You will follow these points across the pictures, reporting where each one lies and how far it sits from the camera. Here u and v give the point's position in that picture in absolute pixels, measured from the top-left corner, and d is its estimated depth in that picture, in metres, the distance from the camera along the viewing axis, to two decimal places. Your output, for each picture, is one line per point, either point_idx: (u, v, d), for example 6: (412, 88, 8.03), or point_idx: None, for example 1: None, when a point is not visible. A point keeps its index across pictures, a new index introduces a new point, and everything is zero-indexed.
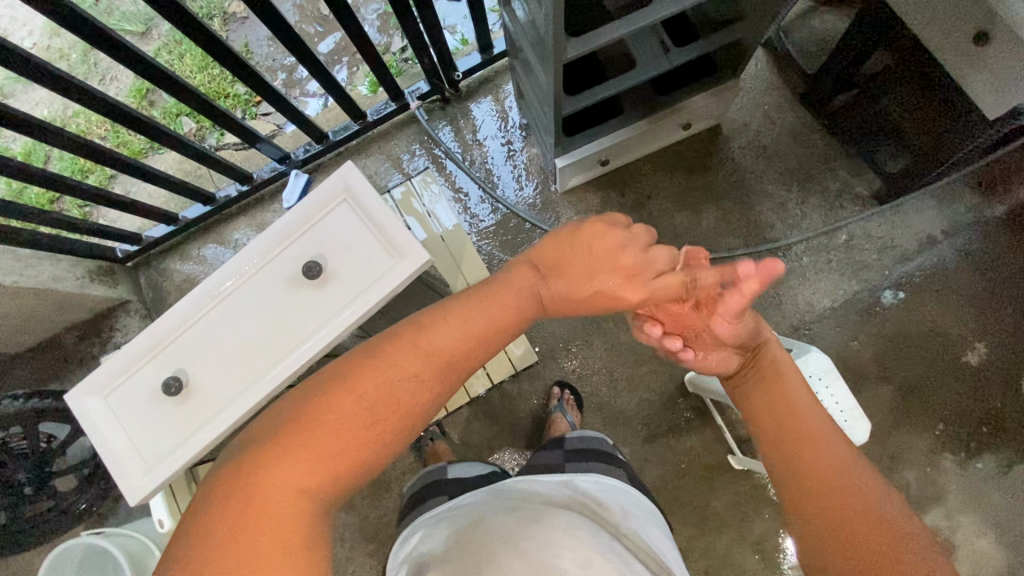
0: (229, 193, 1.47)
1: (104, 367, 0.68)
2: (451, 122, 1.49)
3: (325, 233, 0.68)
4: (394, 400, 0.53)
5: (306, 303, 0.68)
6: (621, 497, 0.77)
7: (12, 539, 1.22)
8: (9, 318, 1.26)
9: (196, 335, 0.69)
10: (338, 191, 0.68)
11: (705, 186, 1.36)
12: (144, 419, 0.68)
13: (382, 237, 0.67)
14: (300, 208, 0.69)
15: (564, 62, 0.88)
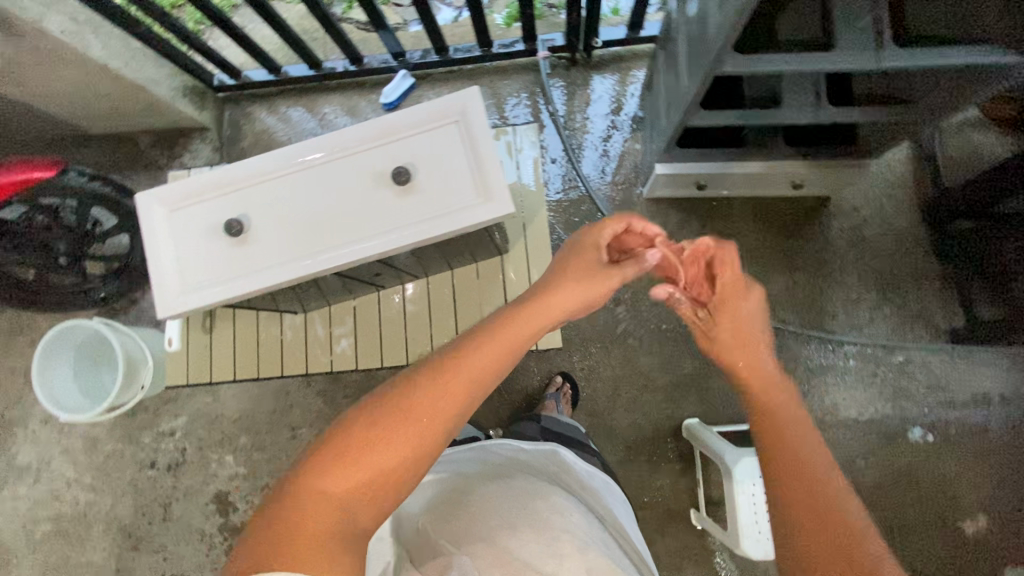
0: (337, 67, 1.48)
1: (176, 183, 0.68)
2: (570, 85, 1.45)
3: (425, 147, 0.66)
4: (433, 404, 0.56)
5: (379, 206, 0.66)
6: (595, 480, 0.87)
7: (36, 296, 1.31)
8: (99, 103, 1.30)
9: (268, 192, 0.68)
10: (453, 111, 0.66)
11: (787, 251, 1.31)
12: (193, 247, 0.68)
13: (478, 175, 0.65)
14: (411, 112, 0.66)
15: (717, 74, 0.84)
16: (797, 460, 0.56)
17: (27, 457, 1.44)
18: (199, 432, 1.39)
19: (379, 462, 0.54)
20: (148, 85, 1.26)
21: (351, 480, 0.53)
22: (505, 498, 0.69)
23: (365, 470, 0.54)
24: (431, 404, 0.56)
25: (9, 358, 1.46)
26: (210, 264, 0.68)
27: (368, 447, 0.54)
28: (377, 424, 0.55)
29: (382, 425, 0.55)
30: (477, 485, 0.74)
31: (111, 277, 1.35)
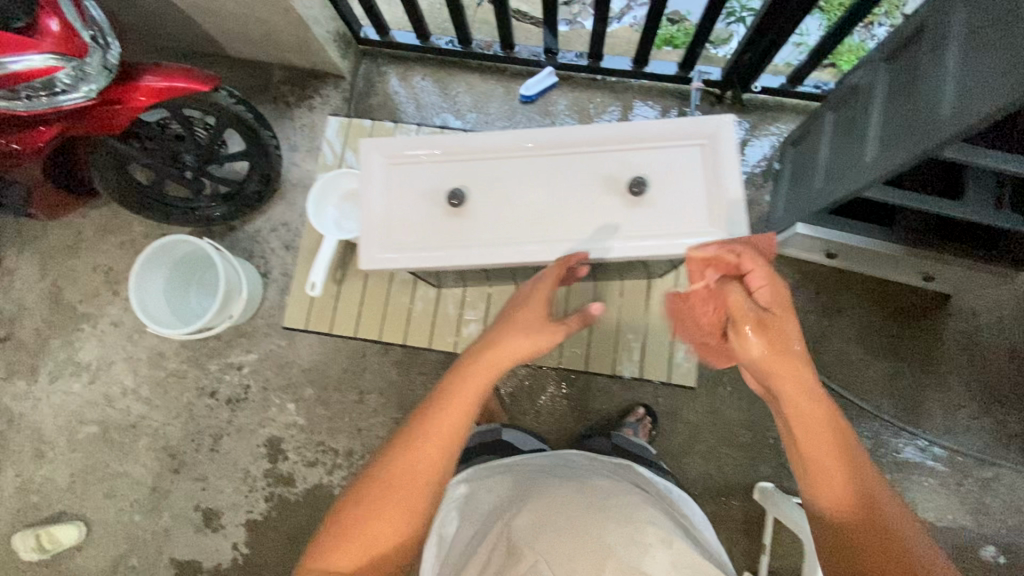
0: (486, 48, 1.47)
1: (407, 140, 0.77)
2: (710, 121, 1.43)
3: (663, 161, 0.74)
4: (409, 477, 0.70)
5: (610, 211, 0.73)
6: (666, 489, 0.93)
7: (150, 203, 1.29)
8: (256, 28, 1.30)
9: (494, 170, 0.76)
10: (700, 137, 0.73)
11: (894, 338, 1.29)
12: (404, 208, 0.76)
13: (715, 204, 0.72)
14: (659, 126, 0.74)
15: (928, 155, 0.81)
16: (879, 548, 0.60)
17: (88, 356, 1.43)
18: (266, 372, 1.38)
19: (372, 537, 0.69)
20: (311, 22, 1.25)
21: (355, 555, 0.68)
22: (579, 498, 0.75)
23: (367, 545, 0.68)
24: (412, 463, 0.70)
25: (94, 254, 1.45)
26: (422, 228, 0.76)
27: (361, 530, 0.68)
28: (361, 508, 0.69)
29: (370, 507, 0.69)
30: (544, 486, 0.81)
31: (223, 199, 1.34)
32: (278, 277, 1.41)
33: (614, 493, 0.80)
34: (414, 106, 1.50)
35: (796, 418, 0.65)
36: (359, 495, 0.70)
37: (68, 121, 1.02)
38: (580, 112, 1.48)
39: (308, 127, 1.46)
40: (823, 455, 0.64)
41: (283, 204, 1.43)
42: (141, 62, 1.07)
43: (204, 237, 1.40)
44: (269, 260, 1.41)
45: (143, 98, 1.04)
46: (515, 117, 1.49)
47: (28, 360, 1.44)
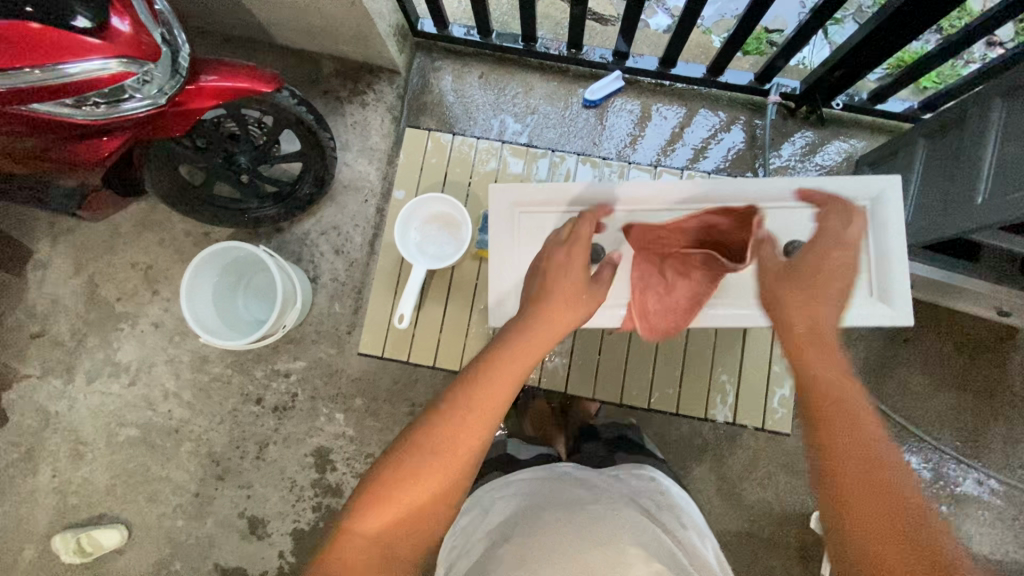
0: (550, 48, 1.39)
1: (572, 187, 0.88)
2: (780, 135, 1.38)
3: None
4: (460, 434, 0.66)
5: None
6: (660, 493, 0.77)
7: (201, 207, 1.21)
8: (315, 19, 1.21)
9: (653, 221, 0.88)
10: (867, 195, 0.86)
11: (961, 370, 1.27)
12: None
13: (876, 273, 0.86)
14: (824, 187, 0.87)
15: None
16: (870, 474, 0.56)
17: (129, 356, 1.38)
18: (314, 381, 1.34)
19: (416, 491, 0.63)
20: (375, 17, 1.18)
21: (386, 511, 0.62)
22: (559, 531, 0.61)
23: (405, 501, 0.63)
24: (445, 434, 0.65)
25: (132, 251, 1.39)
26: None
27: (406, 482, 0.63)
28: (398, 464, 0.64)
29: (418, 467, 0.64)
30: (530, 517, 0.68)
31: (274, 201, 1.27)
32: (327, 282, 1.36)
33: (597, 499, 0.70)
34: (470, 105, 1.43)
35: (813, 369, 0.66)
36: (395, 456, 0.65)
37: (132, 130, 0.95)
38: (644, 119, 1.41)
39: (359, 124, 1.39)
40: (842, 422, 0.60)
41: (333, 206, 1.37)
42: (203, 59, 0.98)
43: (250, 238, 1.35)
44: (318, 265, 1.36)
45: (206, 101, 0.97)
46: (577, 122, 1.42)
47: (64, 358, 1.40)
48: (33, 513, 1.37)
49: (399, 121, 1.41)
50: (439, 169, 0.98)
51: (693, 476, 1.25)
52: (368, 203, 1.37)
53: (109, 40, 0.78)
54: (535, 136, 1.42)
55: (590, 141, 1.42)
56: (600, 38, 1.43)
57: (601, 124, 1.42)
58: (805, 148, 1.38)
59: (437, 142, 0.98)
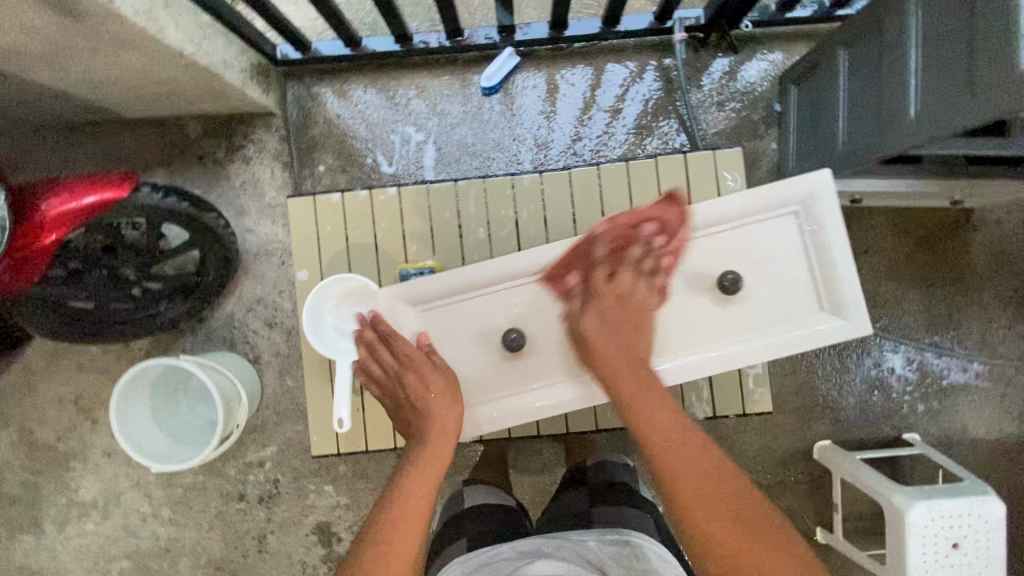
0: (428, 41, 1.25)
1: (474, 271, 0.81)
2: (695, 70, 1.28)
3: (758, 239, 0.80)
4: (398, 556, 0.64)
5: (713, 309, 0.81)
6: (632, 555, 0.71)
7: (99, 327, 1.10)
8: (155, 89, 1.05)
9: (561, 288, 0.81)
10: (793, 203, 0.79)
11: (926, 266, 1.26)
12: (479, 348, 0.83)
13: (821, 286, 0.79)
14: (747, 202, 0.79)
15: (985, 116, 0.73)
16: (711, 469, 0.67)
17: (92, 492, 1.30)
18: (292, 461, 1.28)
19: None
20: (219, 70, 1.02)
21: None
22: None
23: None
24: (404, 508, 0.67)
25: (55, 385, 1.28)
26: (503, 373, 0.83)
27: None
28: None
29: None
30: None
31: (179, 300, 1.14)
32: (271, 359, 1.26)
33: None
34: (363, 127, 1.30)
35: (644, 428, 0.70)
36: None
37: None
38: (551, 91, 1.29)
39: (250, 182, 1.25)
40: (685, 443, 0.69)
41: (250, 279, 1.26)
42: (32, 185, 0.90)
43: (174, 337, 1.24)
44: (256, 345, 1.26)
45: (51, 231, 0.89)
46: (481, 114, 1.30)
47: (26, 513, 1.30)
48: None
49: (291, 166, 1.27)
50: (338, 236, 0.87)
51: None
52: (286, 265, 1.26)
53: None
54: (442, 141, 1.30)
55: (501, 130, 1.30)
56: (480, 14, 1.28)
57: (508, 109, 1.30)
58: (724, 76, 1.28)
59: (327, 204, 0.87)
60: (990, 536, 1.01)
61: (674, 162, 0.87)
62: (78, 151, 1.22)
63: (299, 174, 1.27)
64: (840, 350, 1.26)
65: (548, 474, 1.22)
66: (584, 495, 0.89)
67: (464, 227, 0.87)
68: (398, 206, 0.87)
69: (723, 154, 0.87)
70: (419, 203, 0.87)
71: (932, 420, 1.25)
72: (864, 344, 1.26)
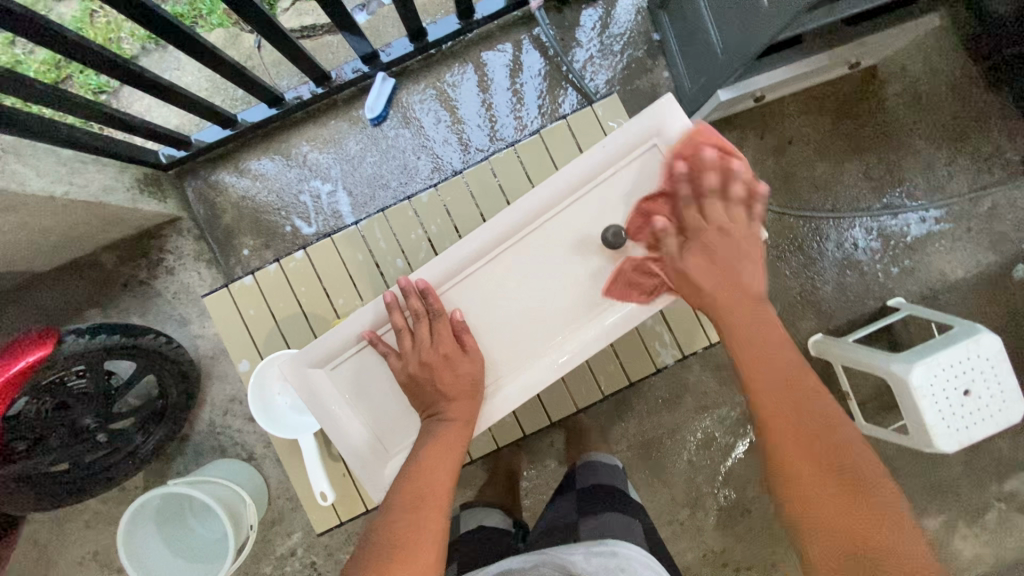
0: (302, 94, 1.23)
1: (366, 312, 0.71)
2: (566, 29, 1.27)
3: (635, 179, 0.68)
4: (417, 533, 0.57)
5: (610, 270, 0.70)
6: (618, 568, 0.67)
7: (79, 483, 1.08)
8: (50, 238, 1.04)
9: (457, 299, 0.70)
10: (651, 133, 0.67)
11: (852, 135, 1.25)
12: (394, 394, 0.70)
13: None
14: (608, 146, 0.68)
15: None
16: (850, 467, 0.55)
17: None
18: (321, 540, 1.27)
19: None
20: (101, 197, 1.01)
21: None
22: None
23: None
24: (396, 534, 0.57)
25: (69, 550, 1.27)
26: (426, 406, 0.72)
27: None
28: None
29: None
30: None
31: (152, 428, 1.13)
32: (265, 450, 1.25)
33: None
34: (271, 196, 1.28)
35: (765, 396, 0.59)
36: None
37: None
38: (438, 99, 1.28)
39: (182, 291, 1.24)
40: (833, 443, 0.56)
41: (217, 381, 1.24)
42: None
43: (164, 463, 1.23)
44: (245, 442, 1.25)
45: None
46: (378, 145, 1.29)
47: None
48: None
49: (217, 261, 1.26)
50: (265, 317, 0.86)
51: (691, 383, 1.24)
52: None
53: None
54: (351, 184, 1.29)
55: (404, 153, 1.29)
56: (343, 53, 1.28)
57: (405, 130, 1.29)
58: (597, 26, 1.27)
59: (243, 290, 0.86)
60: (996, 369, 1.01)
61: (557, 131, 0.86)
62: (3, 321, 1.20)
63: (228, 264, 1.27)
64: (800, 243, 1.26)
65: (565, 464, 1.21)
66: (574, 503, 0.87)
67: (383, 261, 0.87)
68: (312, 268, 0.87)
69: (600, 106, 0.86)
70: (331, 257, 0.87)
71: (910, 279, 1.25)
72: (821, 230, 1.25)
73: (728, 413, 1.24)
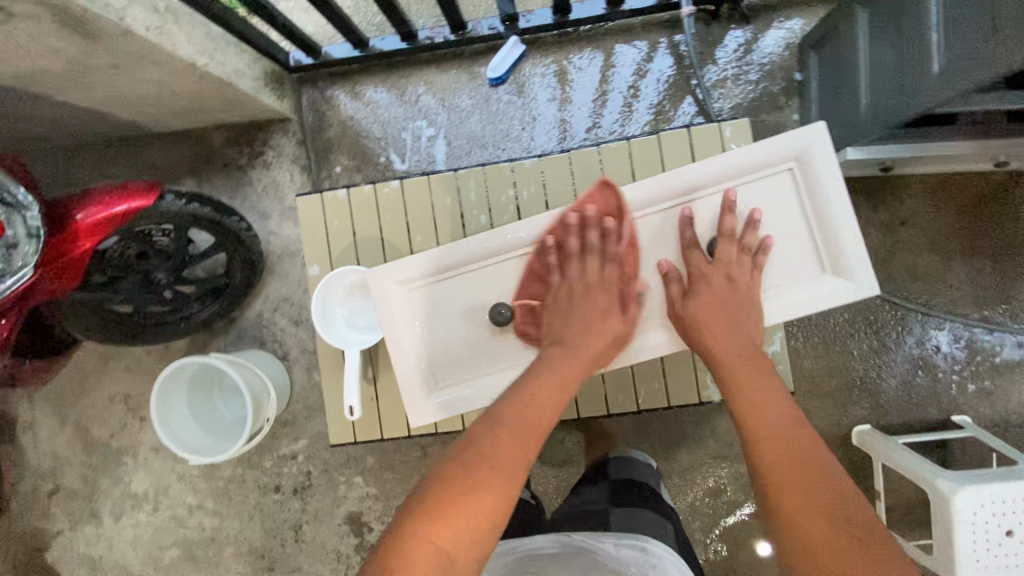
0: (434, 36, 1.27)
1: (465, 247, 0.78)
2: (708, 44, 1.24)
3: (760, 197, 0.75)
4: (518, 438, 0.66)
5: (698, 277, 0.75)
6: (647, 562, 0.66)
7: (134, 331, 1.18)
8: (177, 102, 1.11)
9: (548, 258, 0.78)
10: (787, 159, 0.74)
11: (972, 236, 1.17)
12: (467, 329, 0.79)
13: (823, 245, 0.74)
14: (742, 159, 0.74)
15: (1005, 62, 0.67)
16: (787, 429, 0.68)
17: (142, 486, 1.39)
18: (323, 454, 1.32)
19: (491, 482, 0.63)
20: (233, 79, 1.07)
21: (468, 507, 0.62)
22: None
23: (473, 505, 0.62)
24: (500, 430, 0.67)
25: (105, 386, 1.38)
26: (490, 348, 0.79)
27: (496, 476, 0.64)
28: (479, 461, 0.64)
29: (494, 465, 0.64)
30: None
31: (207, 300, 1.21)
32: (298, 356, 1.31)
33: None
34: (375, 126, 1.32)
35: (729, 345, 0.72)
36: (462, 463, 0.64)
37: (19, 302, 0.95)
38: (560, 77, 1.28)
39: (271, 187, 1.30)
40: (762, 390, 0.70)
41: (276, 279, 1.31)
42: (69, 197, 0.96)
43: (209, 338, 1.31)
44: (284, 342, 1.31)
45: (85, 238, 0.93)
46: (490, 105, 1.30)
47: (86, 504, 1.41)
48: None
49: (310, 170, 1.31)
50: (345, 231, 0.90)
51: (718, 430, 1.20)
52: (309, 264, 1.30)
53: None
54: (452, 135, 1.31)
55: (511, 120, 1.30)
56: (482, 6, 1.29)
57: (522, 98, 1.29)
58: (740, 49, 1.24)
59: (334, 201, 0.90)
60: None
61: (677, 138, 0.85)
62: (112, 165, 1.30)
63: (318, 175, 1.32)
64: (878, 329, 1.19)
65: (570, 466, 1.21)
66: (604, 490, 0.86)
67: (467, 214, 0.88)
68: (401, 198, 0.89)
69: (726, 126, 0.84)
70: (421, 194, 0.89)
71: (985, 402, 1.17)
72: (905, 321, 1.19)
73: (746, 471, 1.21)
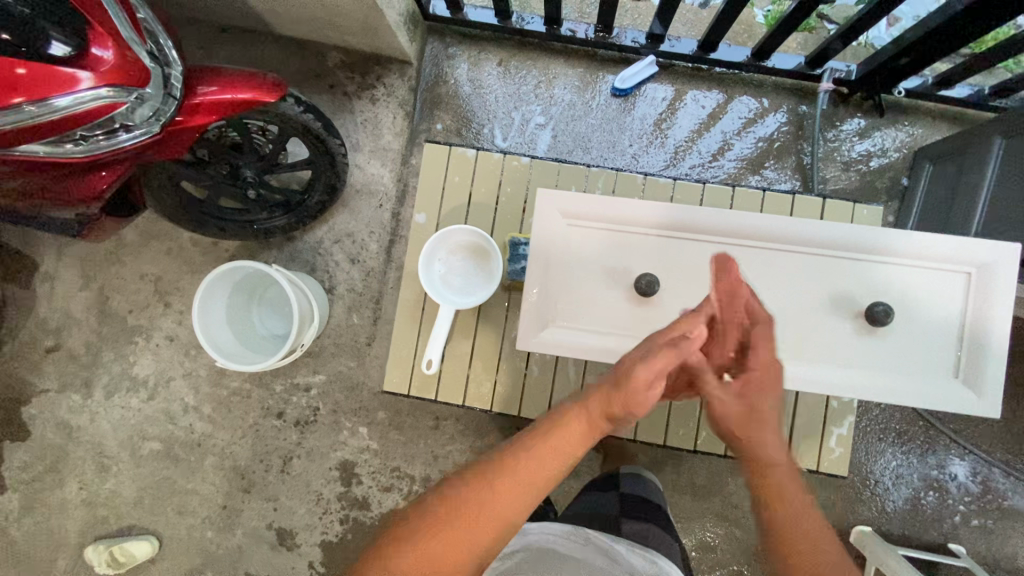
0: (576, 30, 1.27)
1: (659, 211, 0.79)
2: (829, 123, 1.27)
3: (928, 285, 0.79)
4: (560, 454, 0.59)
5: (849, 337, 0.79)
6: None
7: (197, 219, 1.15)
8: (318, 10, 1.09)
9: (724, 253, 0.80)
10: (971, 264, 0.78)
11: (1020, 382, 1.20)
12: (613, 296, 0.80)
13: (962, 358, 0.79)
14: (928, 248, 0.78)
15: None
16: None
17: (145, 371, 1.36)
18: (336, 395, 1.31)
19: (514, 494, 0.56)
20: (384, 6, 1.06)
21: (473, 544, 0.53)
22: None
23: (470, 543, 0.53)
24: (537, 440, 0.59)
25: (141, 262, 1.34)
26: (625, 314, 0.80)
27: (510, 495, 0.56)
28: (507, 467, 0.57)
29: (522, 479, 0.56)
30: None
31: (277, 212, 1.19)
32: (343, 293, 1.29)
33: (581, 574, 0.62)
34: (488, 96, 1.31)
35: None
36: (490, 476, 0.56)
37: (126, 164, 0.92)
38: (680, 108, 1.29)
39: (370, 122, 1.29)
40: None
41: (346, 212, 1.29)
42: (198, 70, 0.91)
43: (261, 248, 1.29)
44: (334, 275, 1.29)
45: (206, 116, 0.90)
46: (606, 111, 1.30)
47: (80, 371, 1.36)
48: (65, 524, 1.36)
49: (412, 117, 1.30)
50: (463, 189, 0.92)
51: (727, 489, 1.21)
52: (383, 208, 1.29)
53: (94, 69, 0.74)
54: (561, 130, 1.30)
55: (620, 132, 1.30)
56: (630, 17, 1.30)
57: (632, 113, 1.30)
58: (857, 136, 1.26)
59: (460, 157, 0.93)
60: None
61: (809, 204, 0.96)
62: (223, 50, 1.28)
63: (418, 124, 1.31)
64: (905, 442, 1.21)
65: (576, 479, 1.22)
66: (612, 500, 0.89)
67: None
68: (528, 174, 0.93)
69: (861, 206, 0.95)
70: (550, 178, 0.93)
71: (983, 538, 1.20)
72: (931, 441, 1.21)
73: (741, 537, 1.22)
